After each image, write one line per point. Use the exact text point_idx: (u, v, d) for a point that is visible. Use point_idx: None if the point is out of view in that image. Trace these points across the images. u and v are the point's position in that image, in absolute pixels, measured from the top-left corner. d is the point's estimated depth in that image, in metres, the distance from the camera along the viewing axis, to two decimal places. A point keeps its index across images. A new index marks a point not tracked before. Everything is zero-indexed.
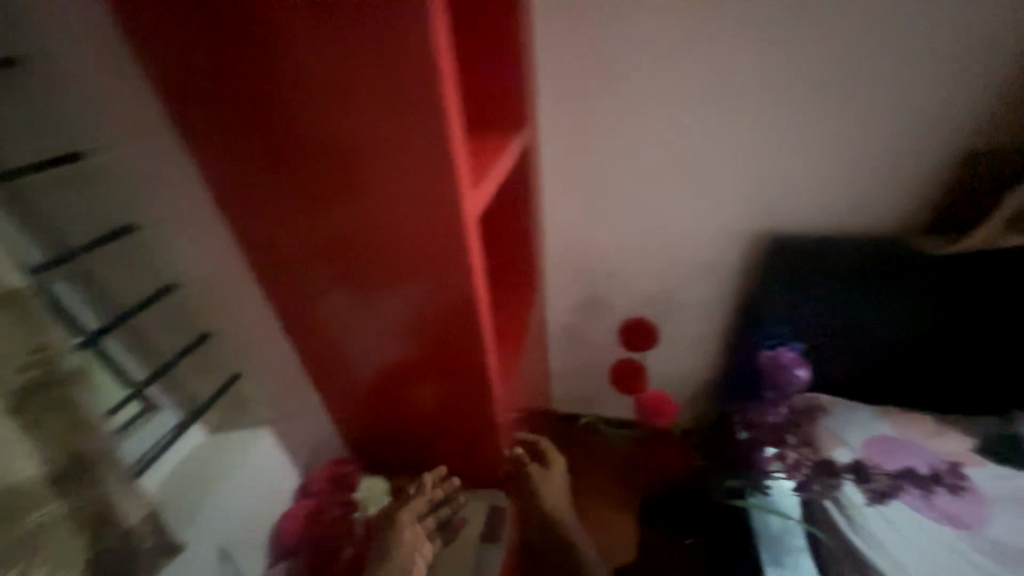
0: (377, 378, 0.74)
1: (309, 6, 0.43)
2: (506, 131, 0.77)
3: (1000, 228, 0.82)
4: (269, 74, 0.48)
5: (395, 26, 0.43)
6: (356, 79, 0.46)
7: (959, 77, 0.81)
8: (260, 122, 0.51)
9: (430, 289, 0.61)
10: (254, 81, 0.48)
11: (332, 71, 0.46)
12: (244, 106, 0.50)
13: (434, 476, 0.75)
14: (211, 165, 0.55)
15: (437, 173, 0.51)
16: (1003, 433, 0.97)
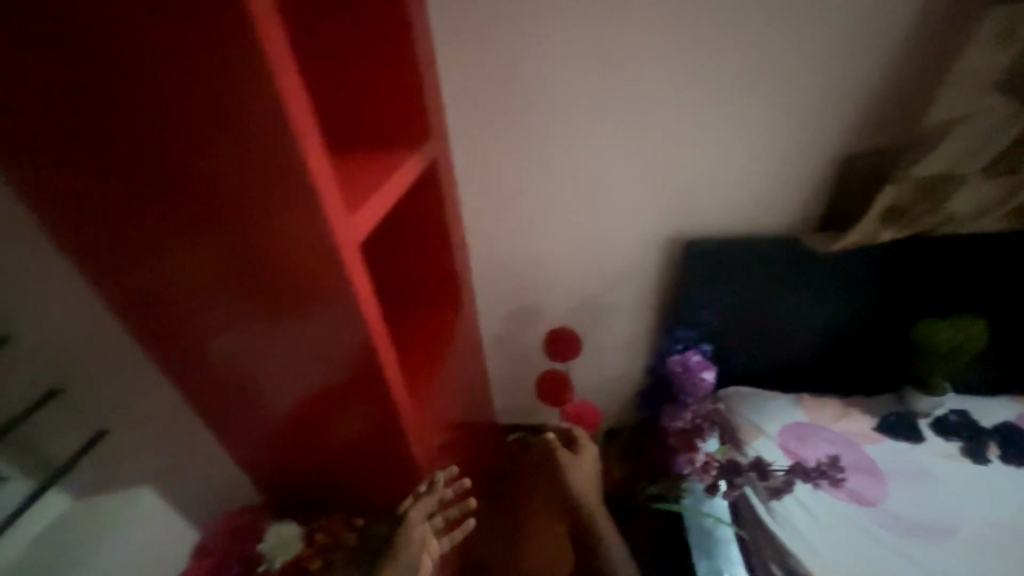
0: (277, 418, 0.68)
1: (117, 25, 0.38)
2: (404, 153, 0.75)
3: (875, 224, 0.85)
4: (86, 101, 0.42)
5: (218, 49, 0.39)
6: (187, 101, 0.41)
7: (846, 84, 0.83)
8: (93, 152, 0.45)
9: (317, 321, 0.56)
10: (71, 108, 0.42)
11: (158, 97, 0.41)
12: (68, 134, 0.44)
13: (446, 474, 0.72)
14: (41, 202, 0.48)
15: (298, 199, 0.46)
16: (900, 412, 1.05)
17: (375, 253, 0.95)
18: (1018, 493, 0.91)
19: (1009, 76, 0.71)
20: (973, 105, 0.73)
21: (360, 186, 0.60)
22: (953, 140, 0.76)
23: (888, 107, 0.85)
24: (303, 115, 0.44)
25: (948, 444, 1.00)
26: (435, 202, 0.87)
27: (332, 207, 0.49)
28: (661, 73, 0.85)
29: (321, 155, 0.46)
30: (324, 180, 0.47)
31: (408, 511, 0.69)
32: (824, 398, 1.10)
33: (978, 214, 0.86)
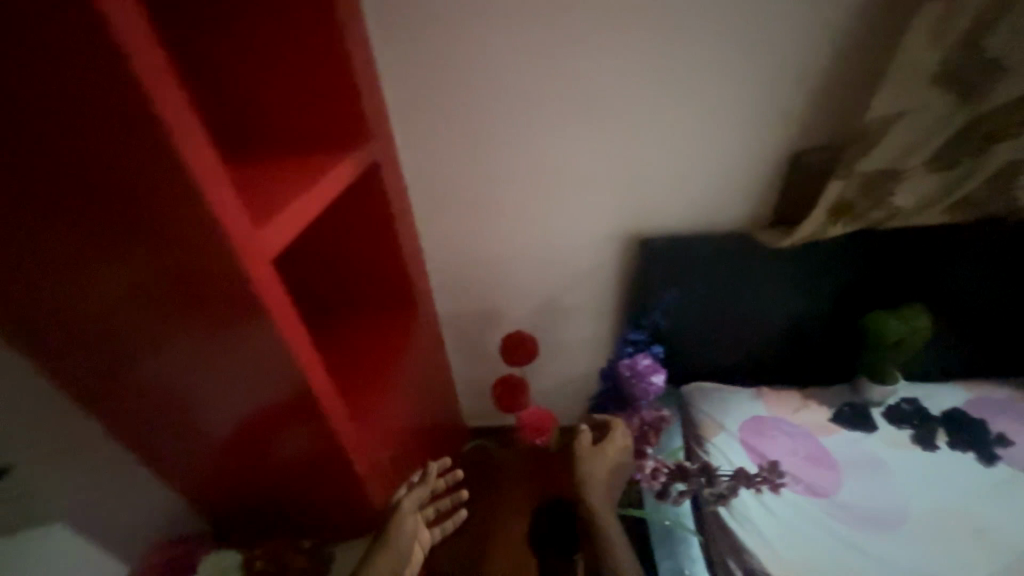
0: (210, 440, 0.65)
1: None
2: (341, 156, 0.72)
3: (824, 219, 0.87)
4: None
5: (78, 61, 0.35)
6: (42, 110, 0.37)
7: (792, 78, 0.83)
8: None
9: (232, 340, 0.53)
10: None
11: (11, 114, 0.37)
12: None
13: (439, 466, 0.78)
14: None
15: (190, 213, 0.43)
16: (854, 402, 1.07)
17: (320, 261, 0.90)
18: (965, 476, 0.94)
19: (941, 71, 0.72)
20: (907, 102, 0.74)
21: (278, 196, 0.57)
22: (891, 137, 0.78)
23: (833, 102, 0.84)
24: (184, 122, 0.40)
25: (899, 431, 1.02)
26: (379, 205, 0.83)
27: (231, 220, 0.45)
28: (607, 68, 0.83)
29: (213, 165, 0.43)
30: (218, 191, 0.44)
31: (401, 501, 0.73)
32: (782, 390, 1.11)
33: (919, 207, 0.88)
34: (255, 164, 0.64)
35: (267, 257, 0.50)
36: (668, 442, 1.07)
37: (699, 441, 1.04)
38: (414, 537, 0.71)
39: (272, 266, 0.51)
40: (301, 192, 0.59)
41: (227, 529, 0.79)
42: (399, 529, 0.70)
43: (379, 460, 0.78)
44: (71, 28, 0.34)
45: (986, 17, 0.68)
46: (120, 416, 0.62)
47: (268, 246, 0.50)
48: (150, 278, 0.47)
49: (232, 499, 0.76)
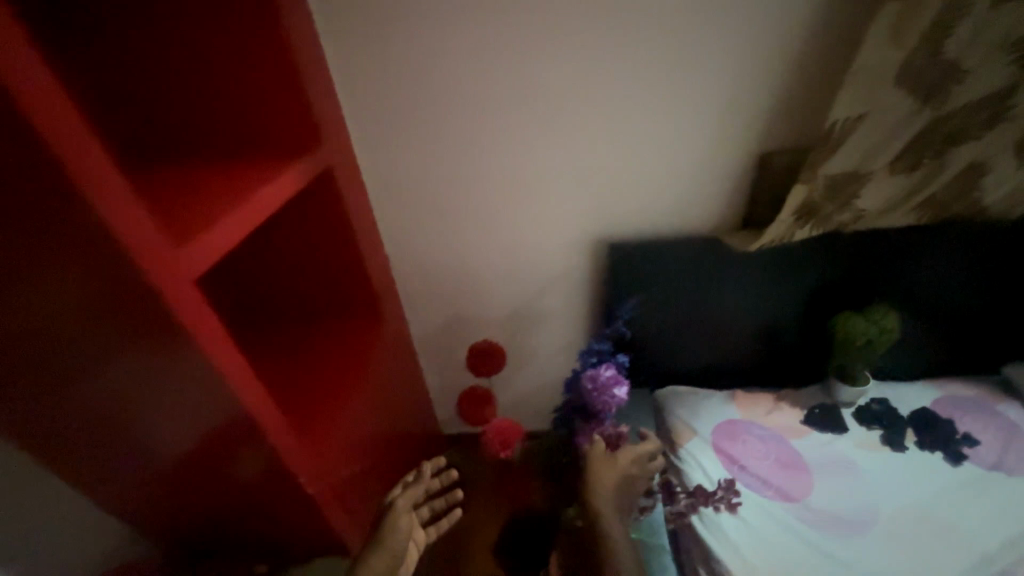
0: (148, 471, 0.61)
1: None
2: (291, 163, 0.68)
3: (791, 223, 0.86)
4: None
5: None
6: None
7: (756, 79, 0.81)
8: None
9: (154, 369, 0.49)
10: None
11: None
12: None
13: (432, 468, 0.83)
14: None
15: (89, 234, 0.39)
16: (825, 403, 1.07)
17: (275, 271, 0.86)
18: (933, 476, 0.94)
19: (901, 73, 0.72)
20: (870, 104, 0.74)
21: (208, 209, 0.53)
22: (854, 140, 0.78)
23: (799, 103, 0.83)
24: (75, 134, 0.36)
25: (869, 432, 1.02)
26: (335, 213, 0.79)
27: (141, 239, 0.41)
28: (569, 69, 0.81)
29: (115, 179, 0.39)
30: (123, 209, 0.40)
31: (397, 500, 0.77)
32: (755, 393, 1.11)
33: (883, 210, 0.89)
34: (190, 175, 0.60)
35: (190, 276, 0.47)
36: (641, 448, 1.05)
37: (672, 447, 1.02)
38: (407, 538, 0.74)
39: (197, 285, 0.47)
40: (236, 203, 0.55)
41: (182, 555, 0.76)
42: (396, 526, 0.73)
43: (338, 479, 0.75)
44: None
45: (944, 19, 0.68)
46: (34, 461, 0.56)
47: (190, 265, 0.47)
48: (41, 316, 0.42)
49: (184, 524, 0.72)
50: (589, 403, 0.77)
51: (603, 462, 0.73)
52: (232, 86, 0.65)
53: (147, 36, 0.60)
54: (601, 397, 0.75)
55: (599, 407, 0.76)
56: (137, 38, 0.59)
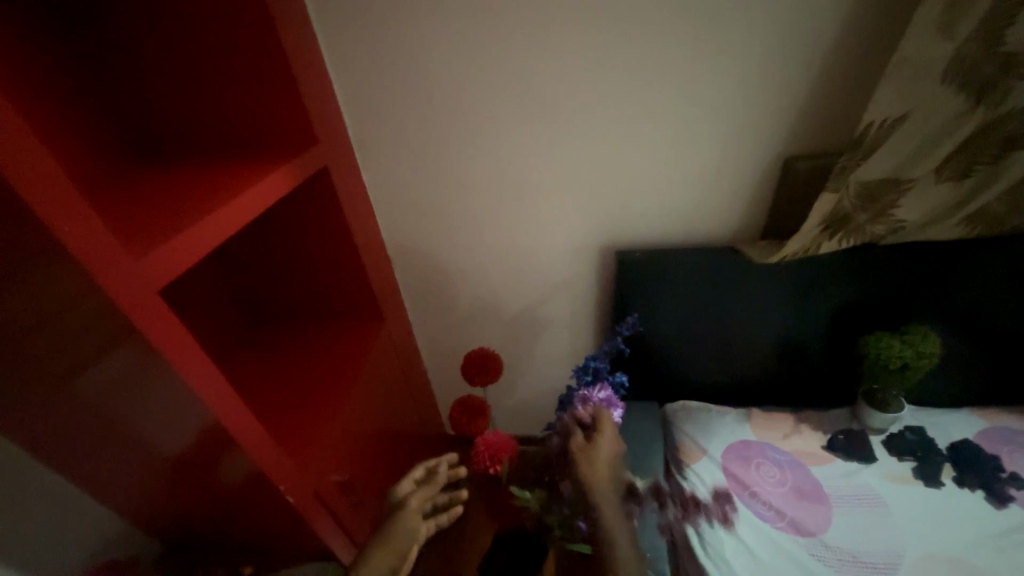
0: (138, 476, 0.61)
1: None
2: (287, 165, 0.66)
3: (817, 233, 0.79)
4: None
5: None
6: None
7: (783, 74, 0.74)
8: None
9: (117, 386, 0.47)
10: None
11: None
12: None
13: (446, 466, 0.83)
14: None
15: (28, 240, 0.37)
16: (852, 429, 0.99)
17: (274, 274, 0.86)
18: (972, 517, 0.85)
19: (952, 68, 0.63)
20: (911, 105, 0.66)
21: (182, 214, 0.52)
22: (893, 142, 0.70)
23: (831, 105, 0.76)
24: (4, 130, 0.34)
25: (900, 463, 0.93)
26: (330, 214, 0.78)
27: (91, 244, 0.40)
28: (575, 65, 0.75)
29: (61, 180, 0.37)
30: (67, 213, 0.38)
31: (408, 496, 0.77)
32: (773, 413, 1.03)
33: (924, 222, 0.80)
34: (177, 181, 0.59)
35: (152, 285, 0.45)
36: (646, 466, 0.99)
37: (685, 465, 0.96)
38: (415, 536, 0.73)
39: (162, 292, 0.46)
40: (215, 205, 0.54)
41: (179, 546, 0.79)
42: (407, 523, 0.73)
43: (326, 485, 0.74)
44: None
45: (1004, 8, 0.59)
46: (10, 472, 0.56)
47: (151, 271, 0.45)
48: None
49: (176, 521, 0.74)
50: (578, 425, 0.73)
51: (584, 453, 0.69)
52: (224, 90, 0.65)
53: (141, 39, 0.60)
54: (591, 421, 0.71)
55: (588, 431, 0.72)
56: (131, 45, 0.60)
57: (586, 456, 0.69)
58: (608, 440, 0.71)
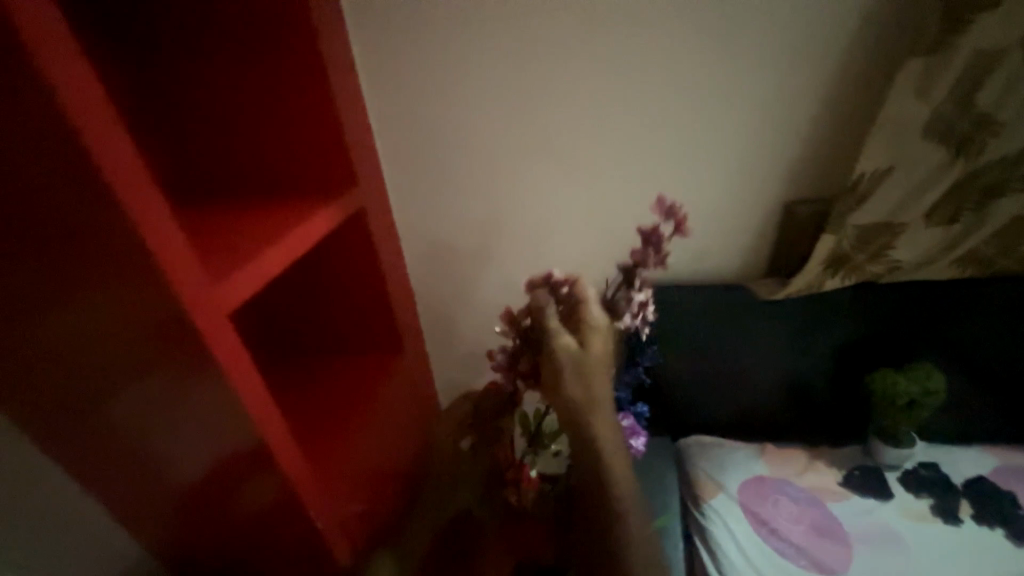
0: (181, 492, 0.65)
1: None
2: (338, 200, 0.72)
3: (819, 273, 0.85)
4: None
5: (49, 132, 0.36)
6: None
7: (782, 127, 0.82)
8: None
9: (183, 390, 0.52)
10: None
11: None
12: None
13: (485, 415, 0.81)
14: None
15: (130, 264, 0.43)
16: (867, 466, 0.99)
17: (306, 306, 0.91)
18: (993, 557, 0.85)
19: (930, 126, 0.71)
20: (897, 157, 0.74)
21: (246, 247, 0.57)
22: (884, 191, 0.76)
23: (827, 155, 0.83)
24: (129, 173, 0.40)
25: (917, 500, 0.94)
26: (364, 251, 0.83)
27: (181, 272, 0.45)
28: (595, 118, 0.84)
29: (160, 216, 0.43)
30: (166, 242, 0.43)
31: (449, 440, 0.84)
32: (788, 448, 1.04)
33: (921, 263, 0.86)
34: (236, 214, 0.65)
35: (223, 307, 0.50)
36: (614, 317, 0.67)
37: (636, 261, 0.66)
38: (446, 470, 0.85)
39: (229, 315, 0.51)
40: (277, 239, 0.59)
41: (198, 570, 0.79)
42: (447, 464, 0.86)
43: (348, 513, 0.75)
44: (14, 88, 0.34)
45: (974, 76, 0.68)
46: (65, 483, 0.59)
47: (223, 297, 0.50)
48: (88, 321, 0.46)
49: (199, 546, 0.75)
50: None
51: (569, 353, 0.60)
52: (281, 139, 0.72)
53: (213, 97, 0.67)
54: None
55: None
56: (206, 101, 0.67)
57: (571, 356, 0.60)
58: (597, 338, 0.62)
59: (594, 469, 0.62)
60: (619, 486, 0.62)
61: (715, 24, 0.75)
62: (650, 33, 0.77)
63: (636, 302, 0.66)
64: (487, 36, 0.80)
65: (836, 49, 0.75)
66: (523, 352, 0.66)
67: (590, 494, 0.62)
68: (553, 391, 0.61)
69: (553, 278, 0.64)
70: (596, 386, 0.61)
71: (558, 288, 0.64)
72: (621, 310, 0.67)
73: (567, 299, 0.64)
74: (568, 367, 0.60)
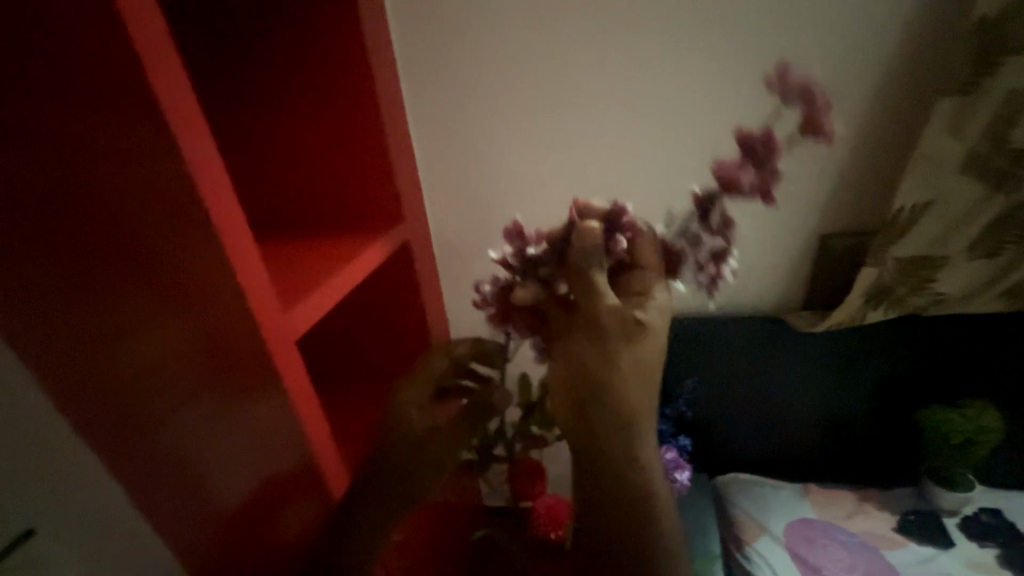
0: (223, 520, 0.64)
1: (78, 154, 0.40)
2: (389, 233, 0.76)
3: (860, 304, 0.85)
4: (40, 218, 0.44)
5: (169, 175, 0.41)
6: (110, 203, 0.42)
7: (815, 163, 0.83)
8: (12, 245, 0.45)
9: (246, 411, 0.55)
10: (34, 226, 0.44)
11: (111, 210, 0.43)
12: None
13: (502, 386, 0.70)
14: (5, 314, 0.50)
15: (224, 294, 0.47)
16: (923, 511, 0.94)
17: (347, 334, 0.93)
18: None
19: (968, 161, 0.72)
20: (935, 191, 0.74)
21: (311, 277, 0.61)
22: (922, 225, 0.77)
23: (861, 189, 0.85)
24: (225, 210, 0.44)
25: (981, 549, 0.88)
26: (408, 284, 0.86)
27: (260, 300, 0.49)
28: (630, 154, 0.87)
29: (250, 249, 0.47)
30: (249, 272, 0.47)
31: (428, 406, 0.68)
32: (834, 489, 1.00)
33: (965, 296, 0.84)
34: (295, 246, 0.70)
35: (290, 333, 0.53)
36: (673, 268, 0.53)
37: (723, 179, 0.48)
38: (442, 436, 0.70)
39: (294, 341, 0.54)
40: (335, 269, 0.63)
41: None
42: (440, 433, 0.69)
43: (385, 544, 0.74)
44: (141, 138, 0.39)
45: (1009, 115, 0.69)
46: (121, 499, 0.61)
47: (291, 323, 0.53)
48: (172, 344, 0.50)
49: None
50: None
51: (620, 320, 0.48)
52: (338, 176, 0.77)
53: (280, 140, 0.73)
54: None
55: None
56: (273, 144, 0.74)
57: (619, 324, 0.48)
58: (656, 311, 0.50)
59: (629, 490, 0.47)
60: (661, 518, 0.48)
61: (751, 66, 0.78)
62: (688, 75, 0.80)
63: (706, 249, 0.51)
64: (530, 78, 0.83)
65: (868, 90, 0.77)
66: (541, 295, 0.52)
67: (619, 526, 0.47)
68: (585, 364, 0.48)
69: (622, 214, 0.50)
70: (632, 370, 0.48)
71: (619, 232, 0.50)
72: (684, 260, 0.53)
73: (625, 250, 0.50)
74: (613, 339, 0.48)
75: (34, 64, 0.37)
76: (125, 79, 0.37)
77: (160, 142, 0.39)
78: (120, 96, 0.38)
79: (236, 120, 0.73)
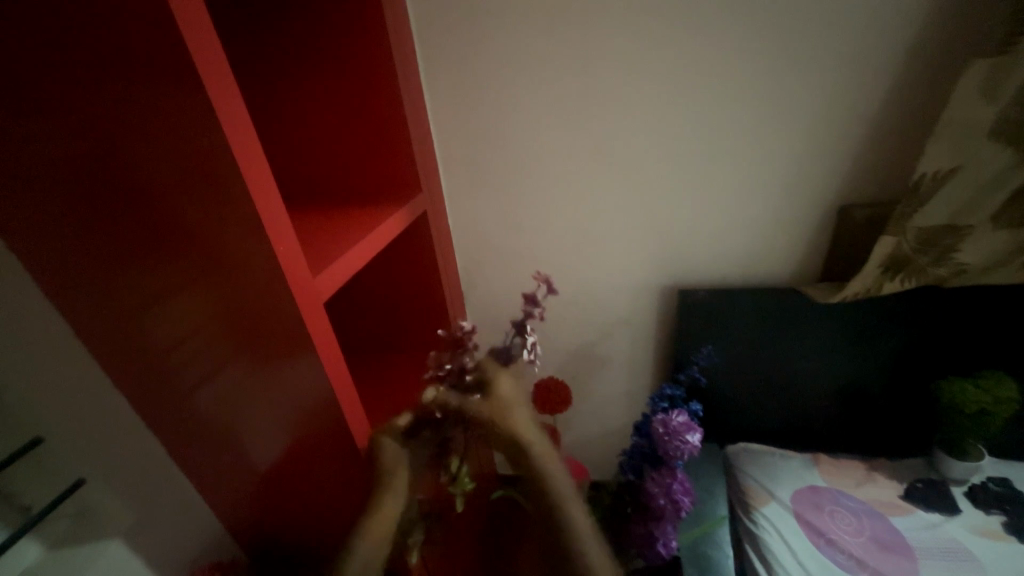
0: (259, 474, 0.68)
1: (120, 110, 0.41)
2: (408, 200, 0.77)
3: (877, 275, 0.83)
4: (85, 175, 0.45)
5: (203, 132, 0.41)
6: (152, 161, 0.44)
7: (839, 127, 0.82)
8: (63, 211, 0.48)
9: (278, 371, 0.56)
10: (80, 183, 0.46)
11: (154, 168, 0.44)
12: (41, 191, 0.47)
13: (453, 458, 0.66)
14: (52, 268, 0.53)
15: (258, 262, 0.48)
16: (931, 479, 0.96)
17: (368, 302, 0.95)
18: None
19: (996, 127, 0.70)
20: (961, 157, 0.73)
21: (337, 244, 0.63)
22: (946, 192, 0.75)
23: (883, 157, 0.83)
24: (255, 170, 0.44)
25: (987, 517, 0.89)
26: (424, 254, 0.87)
27: (290, 262, 0.49)
28: (650, 119, 0.85)
29: (278, 211, 0.47)
30: (279, 235, 0.48)
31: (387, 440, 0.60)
32: (843, 459, 1.02)
33: (988, 267, 0.83)
34: (318, 215, 0.71)
35: (318, 298, 0.54)
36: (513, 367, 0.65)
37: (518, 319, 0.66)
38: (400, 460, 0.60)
39: (322, 306, 0.54)
40: (358, 236, 0.65)
41: (258, 553, 0.81)
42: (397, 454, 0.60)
43: None
44: (177, 96, 0.40)
45: None
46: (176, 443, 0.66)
47: (320, 288, 0.54)
48: (212, 301, 0.52)
49: (259, 530, 0.77)
50: (659, 449, 0.73)
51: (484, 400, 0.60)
52: (357, 143, 0.76)
53: (299, 105, 0.73)
54: (672, 443, 0.71)
55: (669, 455, 0.71)
56: (293, 109, 0.74)
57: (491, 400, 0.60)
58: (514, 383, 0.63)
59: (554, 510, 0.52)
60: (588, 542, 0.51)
61: (780, 25, 0.75)
62: (715, 34, 0.77)
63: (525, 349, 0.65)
64: (548, 44, 0.81)
65: (899, 50, 0.75)
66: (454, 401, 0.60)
67: (539, 503, 0.53)
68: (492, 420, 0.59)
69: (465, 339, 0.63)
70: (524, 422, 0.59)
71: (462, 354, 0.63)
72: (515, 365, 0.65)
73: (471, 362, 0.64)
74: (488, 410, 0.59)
75: (69, 26, 0.38)
76: (159, 29, 0.37)
77: (194, 98, 0.39)
78: (153, 51, 0.38)
79: (254, 86, 0.73)
